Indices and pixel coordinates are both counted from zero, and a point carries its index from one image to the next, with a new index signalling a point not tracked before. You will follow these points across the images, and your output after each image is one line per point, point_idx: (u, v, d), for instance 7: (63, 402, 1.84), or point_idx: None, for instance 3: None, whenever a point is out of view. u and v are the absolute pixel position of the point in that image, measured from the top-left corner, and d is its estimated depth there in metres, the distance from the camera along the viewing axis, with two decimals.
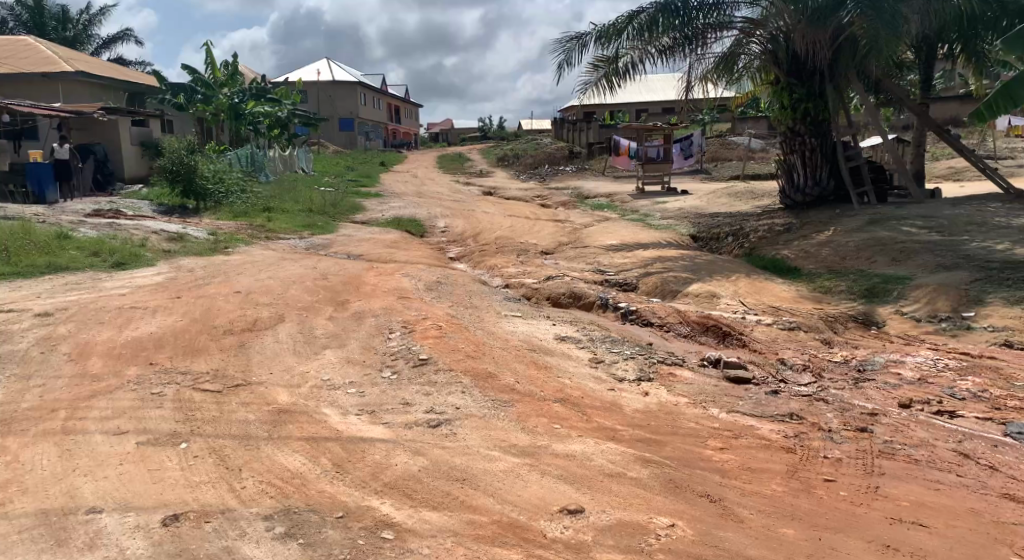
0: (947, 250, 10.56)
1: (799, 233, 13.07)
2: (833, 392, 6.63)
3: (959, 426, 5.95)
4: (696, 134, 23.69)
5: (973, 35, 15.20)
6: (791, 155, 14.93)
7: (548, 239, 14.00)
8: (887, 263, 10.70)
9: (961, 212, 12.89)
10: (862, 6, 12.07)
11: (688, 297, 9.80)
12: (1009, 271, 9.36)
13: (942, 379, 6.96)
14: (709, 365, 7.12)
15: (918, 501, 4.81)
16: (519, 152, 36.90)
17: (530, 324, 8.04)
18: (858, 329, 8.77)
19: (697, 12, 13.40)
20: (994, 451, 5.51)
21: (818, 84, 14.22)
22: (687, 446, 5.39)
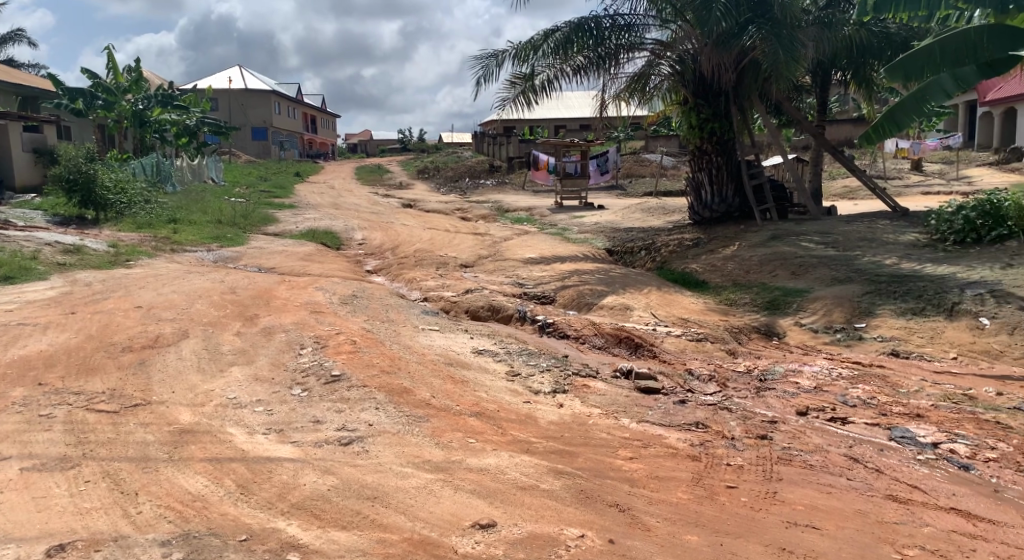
0: (842, 264, 11.14)
1: (706, 248, 13.53)
2: (737, 401, 6.92)
3: (849, 432, 6.29)
4: (612, 151, 24.15)
5: (863, 62, 16.09)
6: (699, 173, 15.44)
7: (467, 252, 14.06)
8: (788, 277, 11.21)
9: (854, 228, 13.61)
10: (763, 30, 12.68)
11: (602, 309, 10.01)
12: (897, 284, 9.95)
13: (836, 386, 7.34)
14: (622, 376, 7.33)
15: (812, 505, 5.06)
16: (438, 164, 36.95)
17: (447, 337, 8.08)
18: (761, 339, 9.15)
19: (609, 32, 13.95)
20: (880, 455, 5.85)
21: (722, 105, 14.74)
22: (598, 456, 5.53)
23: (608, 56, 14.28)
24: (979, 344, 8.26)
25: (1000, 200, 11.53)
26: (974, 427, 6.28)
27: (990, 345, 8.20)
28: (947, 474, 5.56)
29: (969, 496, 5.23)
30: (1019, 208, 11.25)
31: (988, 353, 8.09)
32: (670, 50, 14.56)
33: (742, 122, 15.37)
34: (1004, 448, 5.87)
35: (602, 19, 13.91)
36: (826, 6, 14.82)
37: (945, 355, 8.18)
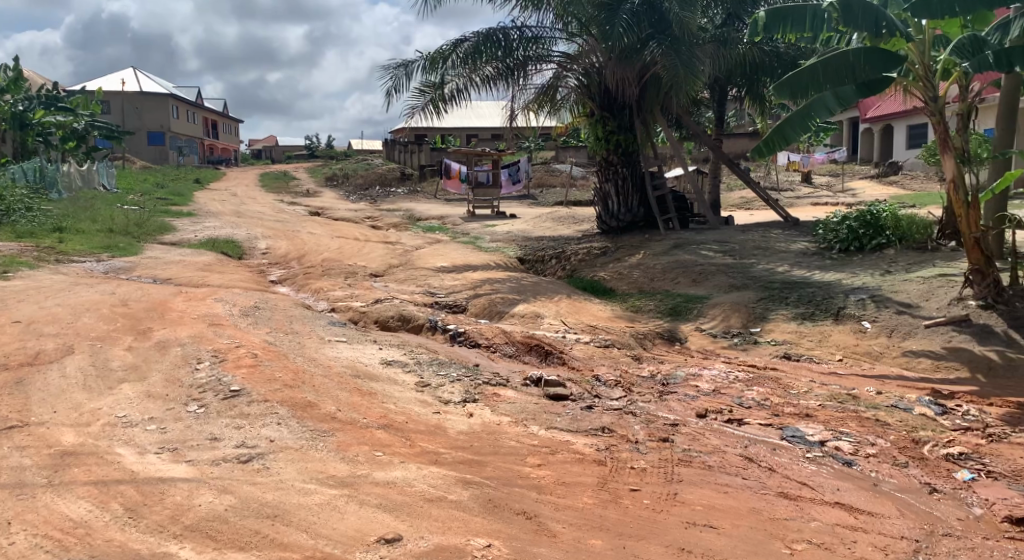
0: (739, 271, 11.59)
1: (613, 257, 13.84)
2: (641, 405, 7.10)
3: (745, 433, 6.56)
4: (522, 159, 24.18)
5: (757, 79, 16.82)
6: (605, 184, 15.77)
7: (376, 261, 13.95)
8: (689, 284, 11.59)
9: (750, 238, 14.18)
10: (664, 46, 13.07)
11: (513, 317, 10.10)
12: (789, 290, 10.43)
13: (733, 389, 7.64)
14: (531, 384, 7.42)
15: (710, 505, 5.25)
16: (347, 172, 36.50)
17: (355, 349, 8.00)
18: (664, 345, 9.41)
19: (517, 43, 14.15)
20: (773, 454, 6.12)
21: (627, 118, 15.13)
22: (507, 465, 5.60)
23: (516, 67, 14.47)
24: (862, 346, 8.75)
25: (880, 211, 12.26)
26: (857, 425, 6.65)
27: (872, 347, 8.69)
28: (832, 470, 5.86)
29: (852, 490, 5.50)
30: (896, 218, 12.00)
31: (870, 354, 8.57)
32: (576, 63, 14.97)
33: (645, 134, 15.76)
34: (883, 444, 6.24)
35: (510, 31, 14.10)
36: (724, 23, 15.50)
37: (832, 357, 8.62)
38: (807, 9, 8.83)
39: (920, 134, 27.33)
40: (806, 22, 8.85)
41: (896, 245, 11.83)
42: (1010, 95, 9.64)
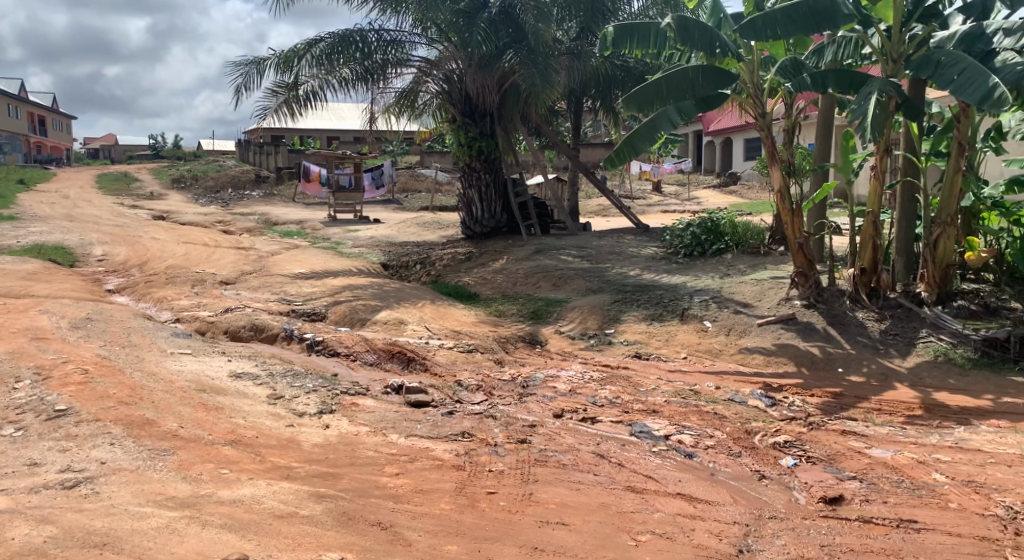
0: (595, 275, 11.98)
1: (477, 262, 13.98)
2: (501, 408, 7.19)
3: (598, 430, 6.79)
4: (387, 163, 24.17)
5: (608, 92, 17.48)
6: (469, 190, 15.84)
7: (227, 268, 13.43)
8: (549, 288, 11.87)
9: (605, 243, 14.69)
10: (522, 55, 13.38)
11: (375, 324, 9.97)
12: (640, 292, 10.88)
13: (587, 388, 7.88)
14: (392, 392, 7.35)
15: (563, 502, 5.40)
16: (197, 174, 34.91)
17: (201, 361, 7.69)
18: (526, 347, 9.56)
19: (376, 47, 13.95)
20: (623, 450, 6.35)
21: (489, 125, 15.31)
22: (362, 475, 5.54)
23: (373, 70, 14.32)
24: (704, 344, 9.27)
25: (720, 218, 13.05)
26: (699, 419, 7.03)
27: (713, 344, 9.22)
28: (675, 462, 6.15)
29: (692, 481, 5.80)
30: (734, 224, 12.85)
31: (711, 351, 9.09)
32: (437, 69, 14.75)
33: (505, 142, 15.99)
34: (719, 436, 6.63)
35: (368, 33, 13.87)
36: (578, 36, 16.04)
37: (677, 355, 9.07)
38: (651, 27, 9.22)
39: (755, 147, 29.21)
40: (650, 40, 9.25)
41: (733, 249, 12.64)
42: (827, 113, 10.51)
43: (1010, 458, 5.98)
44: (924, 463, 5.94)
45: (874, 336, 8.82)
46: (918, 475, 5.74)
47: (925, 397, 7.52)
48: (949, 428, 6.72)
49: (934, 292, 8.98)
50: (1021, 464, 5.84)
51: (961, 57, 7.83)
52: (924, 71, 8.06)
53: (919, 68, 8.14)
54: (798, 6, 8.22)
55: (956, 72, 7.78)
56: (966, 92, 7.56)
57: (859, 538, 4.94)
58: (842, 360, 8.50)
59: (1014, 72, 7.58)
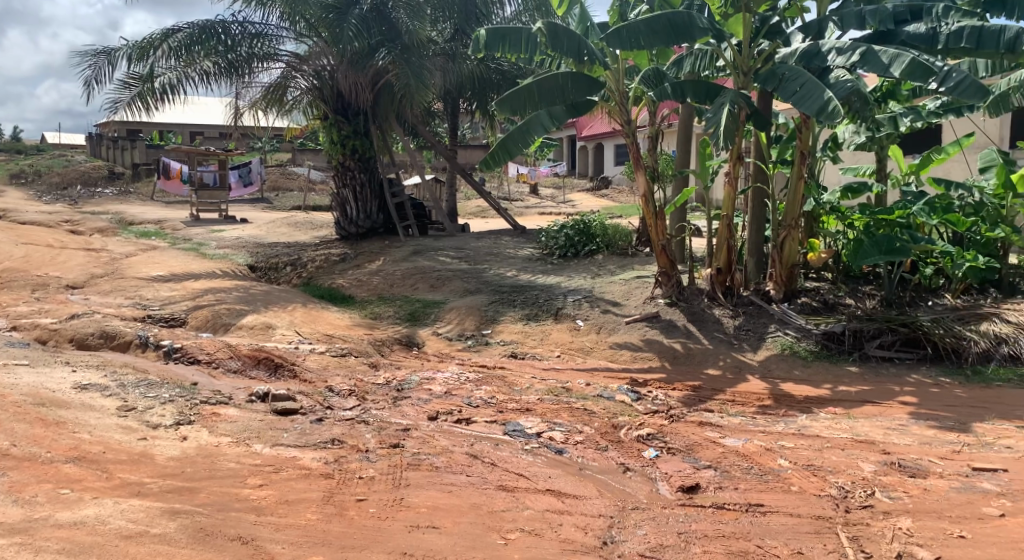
0: (473, 276, 12.03)
1: (352, 263, 13.75)
2: (374, 412, 7.07)
3: (472, 431, 6.74)
4: (255, 161, 23.29)
5: (484, 95, 17.59)
6: (343, 190, 15.43)
7: (76, 271, 12.63)
8: (427, 289, 11.80)
9: (483, 244, 14.77)
10: (393, 55, 13.22)
11: (241, 329, 9.63)
12: (516, 293, 11.00)
13: (463, 389, 7.82)
14: (258, 400, 7.12)
15: (434, 505, 5.37)
16: (43, 169, 32.59)
17: (42, 373, 7.21)
18: (401, 350, 9.40)
19: (240, 39, 13.56)
20: (496, 449, 6.34)
21: (362, 124, 15.02)
22: (222, 489, 5.35)
23: (239, 64, 13.70)
24: (576, 342, 9.48)
25: (591, 221, 13.42)
26: (569, 415, 7.15)
27: (584, 343, 9.44)
28: (546, 459, 6.22)
29: (561, 476, 5.90)
30: (603, 226, 13.28)
31: (582, 350, 9.30)
32: (306, 65, 14.49)
33: (379, 141, 15.78)
34: (588, 431, 6.78)
35: (230, 25, 13.48)
36: (452, 37, 16.05)
37: (551, 353, 9.23)
38: (522, 32, 9.32)
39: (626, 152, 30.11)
40: (521, 44, 9.35)
41: (605, 250, 13.06)
42: (686, 122, 11.05)
43: (844, 442, 6.43)
44: (771, 450, 6.30)
45: (729, 331, 9.31)
46: (765, 462, 6.08)
47: (772, 388, 7.98)
48: (793, 416, 7.17)
49: (781, 289, 9.64)
50: (853, 447, 6.29)
51: (802, 72, 8.40)
52: (770, 84, 8.61)
53: (766, 81, 8.68)
54: (659, 18, 8.54)
55: (797, 85, 8.33)
56: (804, 105, 8.12)
57: (713, 524, 5.20)
58: (701, 355, 8.92)
59: (845, 88, 8.21)
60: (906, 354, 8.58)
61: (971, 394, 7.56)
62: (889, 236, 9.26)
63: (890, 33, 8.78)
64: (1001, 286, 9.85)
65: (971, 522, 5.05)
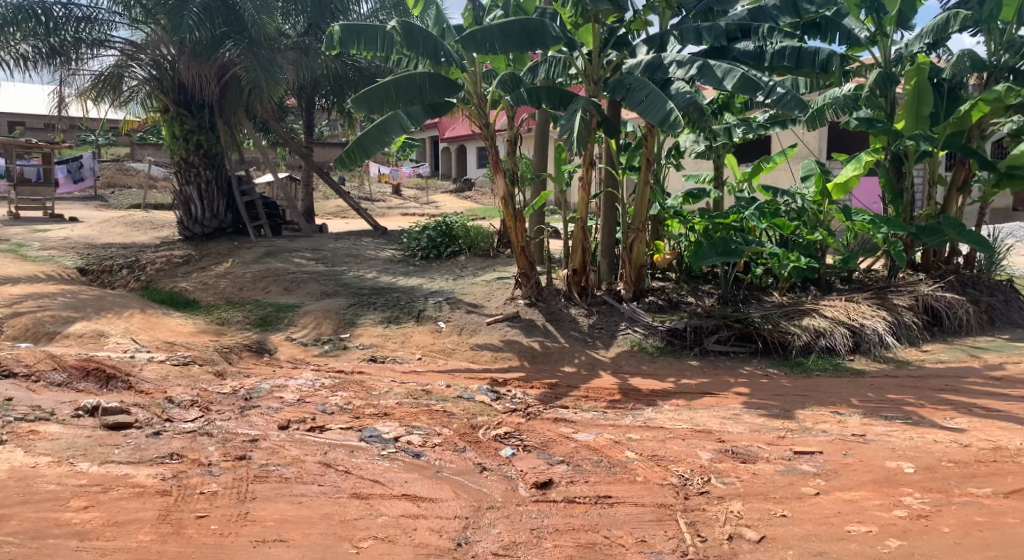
0: (330, 279, 11.70)
1: (196, 266, 13.07)
2: (219, 424, 6.70)
3: (325, 439, 6.48)
4: (87, 155, 22.31)
5: (341, 92, 17.21)
6: (186, 187, 14.61)
7: None
8: (280, 292, 11.37)
9: (341, 245, 14.40)
10: (241, 47, 12.68)
11: (69, 338, 8.92)
12: (375, 296, 10.78)
13: (317, 396, 7.52)
14: (86, 415, 6.60)
15: (281, 518, 5.14)
16: None
17: None
18: (252, 356, 8.96)
19: (64, 24, 12.66)
20: (349, 456, 6.11)
21: (207, 118, 14.31)
22: (40, 514, 4.92)
23: (62, 48, 12.94)
24: (438, 344, 9.36)
25: (453, 222, 13.40)
26: (428, 418, 7.00)
27: (446, 344, 9.35)
28: (402, 463, 6.05)
29: (417, 480, 5.76)
30: (465, 228, 13.32)
31: (444, 351, 9.19)
32: (143, 53, 13.74)
33: (227, 136, 15.05)
34: (446, 433, 6.66)
35: (53, 7, 12.48)
36: (305, 32, 15.61)
37: (413, 356, 9.03)
38: (377, 29, 9.11)
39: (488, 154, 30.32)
40: (377, 43, 9.11)
41: (467, 252, 13.13)
42: (542, 127, 11.25)
43: (685, 432, 6.69)
44: (619, 443, 6.47)
45: (584, 330, 9.53)
46: (614, 454, 6.24)
47: (623, 383, 8.21)
48: (641, 409, 7.40)
49: (631, 289, 9.99)
50: (694, 437, 6.56)
51: (646, 83, 8.70)
52: (619, 94, 8.85)
53: (614, 90, 8.94)
54: (512, 24, 8.61)
55: (643, 95, 8.63)
56: (650, 114, 8.41)
57: (565, 518, 5.26)
58: (558, 353, 9.06)
59: (685, 100, 8.57)
60: (740, 348, 9.04)
61: (796, 384, 8.04)
62: (725, 239, 9.78)
63: (723, 49, 9.24)
64: (819, 284, 10.60)
65: (793, 501, 5.34)
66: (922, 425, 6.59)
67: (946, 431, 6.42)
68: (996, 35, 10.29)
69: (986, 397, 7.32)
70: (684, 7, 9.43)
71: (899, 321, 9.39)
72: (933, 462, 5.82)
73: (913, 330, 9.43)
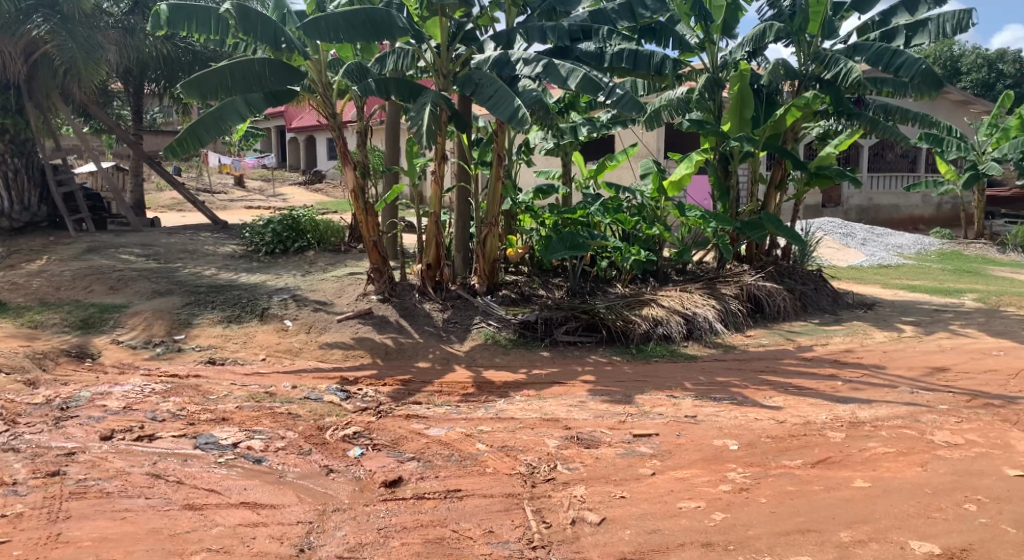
0: (162, 276, 11.13)
1: (5, 263, 12.07)
2: (29, 438, 6.24)
3: (156, 448, 6.16)
4: None
5: (173, 77, 16.38)
6: None
7: None
8: (104, 292, 10.69)
9: (174, 241, 13.71)
10: (51, 22, 11.89)
11: None
12: (214, 294, 10.36)
13: (146, 403, 7.13)
14: None
15: (100, 536, 4.89)
16: None
17: None
18: (70, 361, 8.37)
19: None
20: (183, 466, 5.86)
21: (14, 100, 13.21)
22: None
23: None
24: (284, 343, 9.11)
25: (300, 216, 13.09)
26: (271, 421, 6.82)
27: (292, 344, 9.10)
28: (242, 470, 5.86)
29: (258, 487, 5.60)
30: (314, 222, 13.06)
31: (291, 351, 8.94)
32: None
33: (39, 122, 13.90)
34: (291, 436, 6.51)
35: None
36: (131, 10, 14.64)
37: (256, 357, 8.73)
38: (212, 11, 8.63)
39: None
40: (212, 25, 8.63)
41: (316, 247, 12.87)
42: (393, 119, 11.20)
43: (533, 421, 6.88)
44: (470, 436, 6.56)
45: (438, 325, 9.58)
46: (465, 448, 6.32)
47: (475, 376, 8.32)
48: (492, 401, 7.53)
49: (484, 283, 10.16)
50: (541, 425, 6.75)
51: (495, 79, 8.85)
52: (467, 88, 8.89)
53: (462, 85, 8.98)
54: (357, 13, 8.49)
55: (491, 91, 8.76)
56: (498, 111, 8.55)
57: (412, 515, 5.29)
58: (412, 349, 9.06)
59: (531, 98, 8.83)
60: (588, 337, 9.37)
61: (636, 370, 8.45)
62: (572, 234, 10.10)
63: (566, 50, 9.44)
64: (657, 276, 11.15)
65: (630, 483, 5.62)
66: (745, 405, 7.10)
67: (766, 409, 6.95)
68: (805, 47, 11.12)
69: (802, 376, 7.98)
70: (528, 6, 9.54)
71: (726, 309, 10.05)
72: (753, 438, 6.28)
73: (738, 317, 10.10)
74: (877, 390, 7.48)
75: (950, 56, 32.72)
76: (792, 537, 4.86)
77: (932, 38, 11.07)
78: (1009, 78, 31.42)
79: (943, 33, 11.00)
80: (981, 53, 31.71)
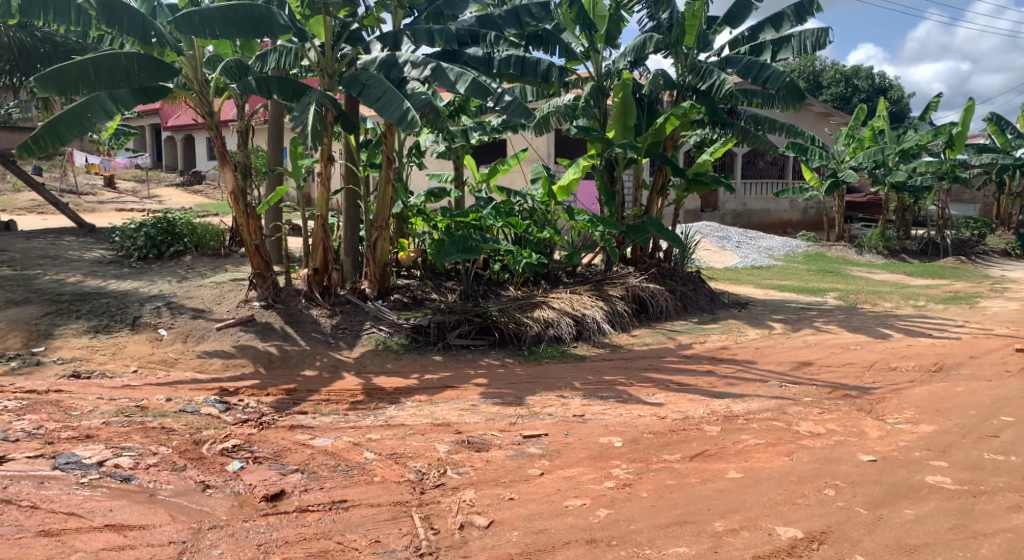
0: (18, 284, 10.39)
1: None
2: None
3: (7, 471, 5.71)
4: None
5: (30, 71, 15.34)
6: None
7: None
8: None
9: (34, 245, 12.83)
10: None
11: None
12: (79, 303, 9.74)
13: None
14: None
15: None
16: None
17: None
18: None
19: None
20: (38, 489, 5.46)
21: None
22: None
23: None
24: (157, 354, 8.67)
25: (176, 219, 12.53)
26: (140, 437, 6.45)
27: (167, 354, 8.67)
28: (107, 490, 5.51)
29: (125, 507, 5.28)
30: (190, 226, 12.55)
31: (165, 362, 8.51)
32: None
33: None
34: (164, 452, 6.17)
35: None
36: None
37: (126, 369, 8.25)
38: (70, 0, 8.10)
39: None
40: (70, 16, 8.12)
41: (193, 252, 12.43)
42: (277, 120, 10.87)
43: (423, 427, 6.78)
44: (357, 445, 6.40)
45: (326, 331, 9.34)
46: (351, 457, 6.16)
47: (366, 383, 8.15)
48: (381, 408, 7.39)
49: (375, 287, 10.01)
50: (431, 431, 6.66)
51: (383, 80, 8.69)
52: (353, 89, 8.71)
53: (350, 86, 8.77)
54: (233, 9, 8.17)
55: (379, 92, 8.60)
56: (386, 113, 8.40)
57: (294, 529, 5.11)
58: (297, 357, 8.78)
59: (420, 101, 8.74)
60: (480, 340, 9.34)
61: (527, 371, 8.47)
62: (464, 236, 10.04)
63: (455, 53, 9.46)
64: (548, 278, 11.25)
65: (518, 484, 5.61)
66: (629, 402, 7.23)
67: (648, 406, 7.10)
68: (682, 58, 11.49)
69: (683, 374, 8.19)
70: (416, 8, 9.51)
71: (614, 310, 10.24)
72: (636, 435, 6.39)
73: (625, 317, 10.31)
74: (750, 385, 7.77)
75: (812, 70, 34.65)
76: (670, 530, 4.96)
77: (795, 53, 11.65)
78: (863, 93, 33.56)
79: (804, 48, 11.61)
80: (838, 69, 33.75)
